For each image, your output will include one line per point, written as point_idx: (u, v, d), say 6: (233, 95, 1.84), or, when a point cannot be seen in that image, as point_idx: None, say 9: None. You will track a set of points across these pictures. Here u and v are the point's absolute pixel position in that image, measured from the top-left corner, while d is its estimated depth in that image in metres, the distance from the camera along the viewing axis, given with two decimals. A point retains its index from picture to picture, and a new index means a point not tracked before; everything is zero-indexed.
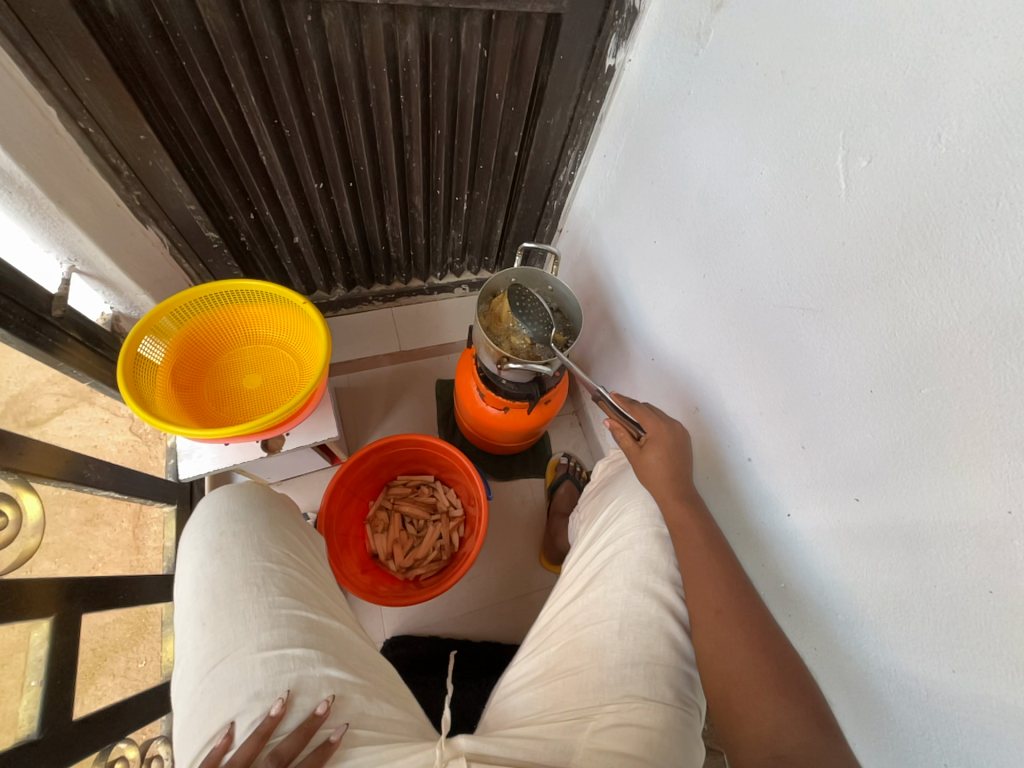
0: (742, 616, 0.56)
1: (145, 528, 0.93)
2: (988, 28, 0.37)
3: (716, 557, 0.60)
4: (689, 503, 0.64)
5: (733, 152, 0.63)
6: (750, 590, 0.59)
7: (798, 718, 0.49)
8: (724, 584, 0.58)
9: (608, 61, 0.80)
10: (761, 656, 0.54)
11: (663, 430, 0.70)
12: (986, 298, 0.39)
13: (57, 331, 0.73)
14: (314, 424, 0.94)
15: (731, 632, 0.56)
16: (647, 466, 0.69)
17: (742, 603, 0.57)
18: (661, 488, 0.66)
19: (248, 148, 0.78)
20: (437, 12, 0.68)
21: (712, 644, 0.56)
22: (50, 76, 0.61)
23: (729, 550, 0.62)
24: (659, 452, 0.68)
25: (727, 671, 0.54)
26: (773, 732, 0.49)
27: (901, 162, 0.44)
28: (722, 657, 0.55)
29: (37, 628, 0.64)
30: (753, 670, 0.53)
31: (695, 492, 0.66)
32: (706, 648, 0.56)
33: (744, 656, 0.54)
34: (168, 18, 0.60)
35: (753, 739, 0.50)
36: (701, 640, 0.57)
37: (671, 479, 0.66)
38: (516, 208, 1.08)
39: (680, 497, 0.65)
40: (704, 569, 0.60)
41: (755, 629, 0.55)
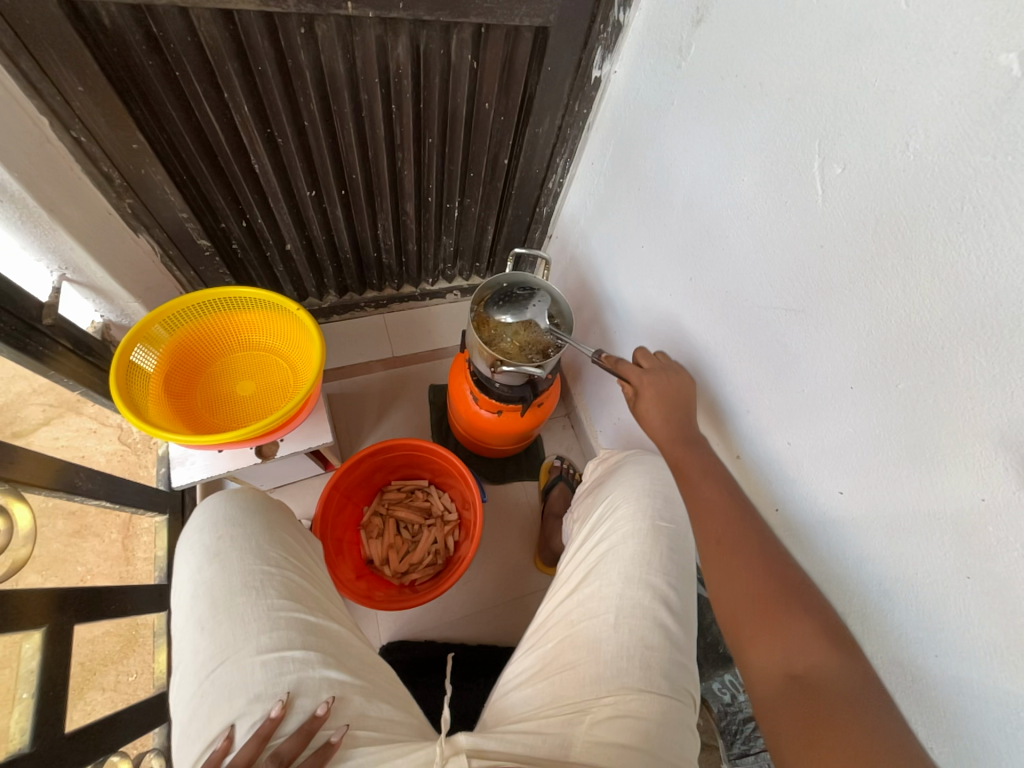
0: (754, 551, 0.62)
1: (134, 538, 0.91)
2: (948, 44, 0.39)
3: (721, 500, 0.67)
4: (695, 452, 0.72)
5: (715, 159, 0.65)
6: (761, 528, 0.65)
7: (816, 641, 0.55)
8: (733, 521, 0.65)
9: (594, 73, 0.82)
10: (774, 587, 0.59)
11: (658, 385, 0.76)
12: (956, 296, 0.42)
13: (48, 340, 0.73)
14: (308, 430, 0.94)
15: (741, 563, 0.62)
16: (648, 421, 0.75)
17: (754, 540, 0.63)
18: (666, 440, 0.74)
19: (241, 157, 0.79)
20: (428, 25, 0.70)
21: (722, 575, 0.62)
22: (43, 86, 0.62)
23: (731, 493, 0.69)
24: (654, 398, 0.75)
25: (734, 600, 0.60)
26: (787, 654, 0.55)
27: (872, 169, 0.47)
28: (735, 588, 0.60)
29: (28, 639, 0.64)
30: (767, 598, 0.58)
31: (692, 435, 0.74)
32: (715, 578, 0.62)
33: (760, 588, 0.59)
34: (162, 30, 0.61)
35: (766, 660, 0.55)
36: (712, 570, 0.63)
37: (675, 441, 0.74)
38: (506, 214, 1.10)
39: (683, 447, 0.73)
40: (717, 510, 0.67)
41: (768, 562, 0.61)
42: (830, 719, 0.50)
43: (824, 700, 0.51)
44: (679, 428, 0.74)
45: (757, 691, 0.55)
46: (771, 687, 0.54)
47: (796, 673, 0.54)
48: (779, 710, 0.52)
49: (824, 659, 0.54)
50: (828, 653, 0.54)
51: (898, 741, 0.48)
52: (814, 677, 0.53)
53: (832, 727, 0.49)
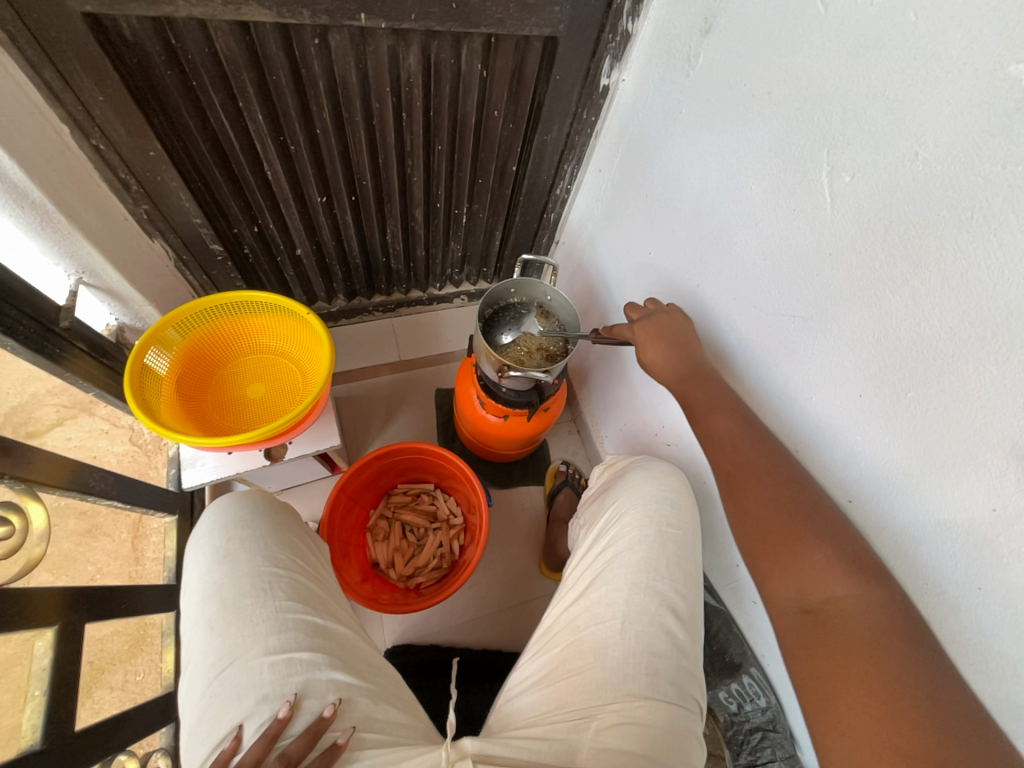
0: (768, 480, 0.57)
1: (144, 538, 0.92)
2: (958, 55, 0.39)
3: (735, 430, 0.61)
4: (710, 384, 0.66)
5: (723, 167, 0.66)
6: (784, 456, 0.59)
7: (837, 571, 0.49)
8: (746, 451, 0.59)
9: (603, 82, 0.83)
10: (791, 516, 0.54)
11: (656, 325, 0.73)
12: (966, 305, 0.42)
13: (64, 342, 0.74)
14: (316, 433, 0.95)
15: (753, 493, 0.57)
16: (654, 364, 0.71)
17: (769, 468, 0.57)
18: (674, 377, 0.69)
19: (255, 165, 0.80)
20: (439, 36, 0.71)
21: (736, 508, 0.59)
22: (65, 96, 0.64)
23: (751, 420, 0.62)
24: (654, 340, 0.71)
25: (748, 534, 0.57)
26: (802, 586, 0.51)
27: (882, 178, 0.47)
28: (749, 520, 0.57)
29: (40, 638, 0.64)
30: (780, 527, 0.54)
31: (705, 368, 0.68)
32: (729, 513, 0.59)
33: (774, 518, 0.54)
34: (181, 41, 0.63)
35: (783, 593, 0.53)
36: (727, 504, 0.60)
37: (693, 375, 0.67)
38: (514, 220, 1.11)
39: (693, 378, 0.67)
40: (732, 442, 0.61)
41: (789, 489, 0.55)
42: (845, 651, 0.46)
43: (841, 633, 0.47)
44: (686, 365, 0.68)
45: (779, 624, 0.53)
46: (789, 622, 0.52)
47: (811, 605, 0.50)
48: (794, 643, 0.51)
49: (844, 592, 0.48)
50: (850, 584, 0.48)
51: (932, 677, 0.43)
52: (831, 611, 0.49)
53: (845, 660, 0.46)
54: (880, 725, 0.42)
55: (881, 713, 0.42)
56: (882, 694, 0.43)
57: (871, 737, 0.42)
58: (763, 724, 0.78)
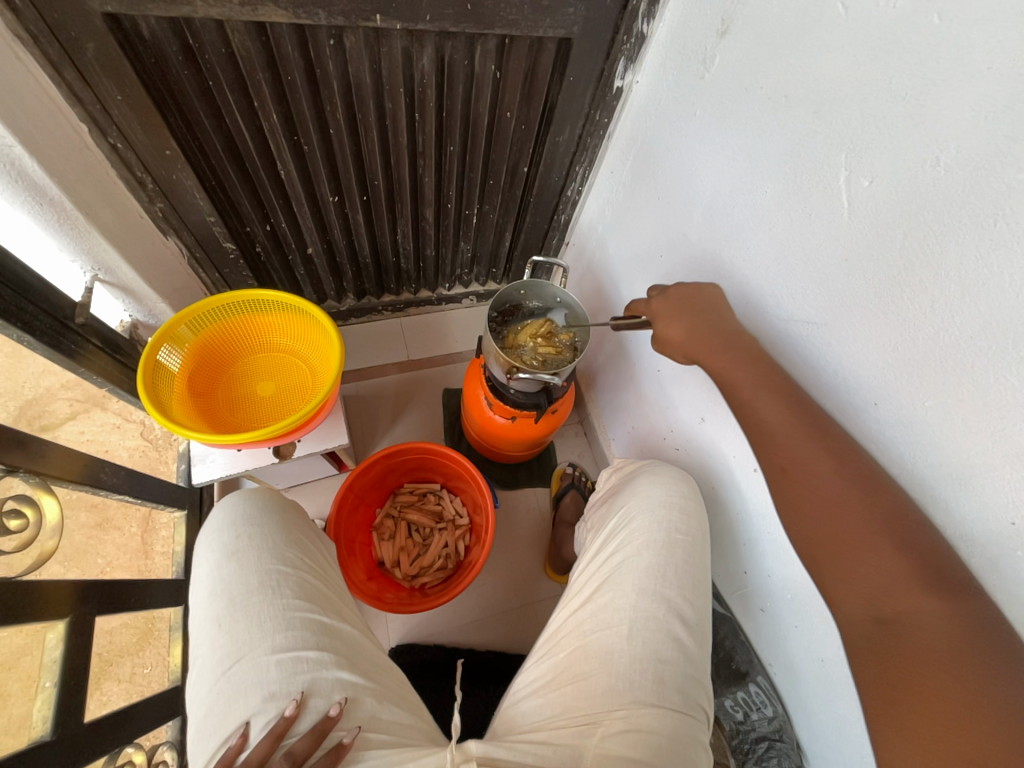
0: (827, 476, 0.52)
1: (153, 532, 0.93)
2: (982, 59, 0.39)
3: (782, 415, 0.56)
4: (748, 356, 0.60)
5: (738, 170, 0.65)
6: (849, 442, 0.53)
7: (911, 580, 0.45)
8: (798, 443, 0.54)
9: (616, 83, 0.83)
10: (856, 517, 0.49)
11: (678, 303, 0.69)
12: (987, 313, 0.41)
13: (79, 338, 0.75)
14: (325, 431, 0.95)
15: (813, 490, 0.53)
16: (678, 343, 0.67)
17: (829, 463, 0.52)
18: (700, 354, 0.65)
19: (268, 164, 0.81)
20: (453, 36, 0.71)
21: (793, 507, 0.55)
22: (84, 95, 0.64)
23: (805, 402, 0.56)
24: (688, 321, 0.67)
25: (810, 535, 0.53)
26: (872, 595, 0.48)
27: (900, 182, 0.46)
28: (808, 519, 0.53)
29: (51, 630, 0.65)
30: (842, 529, 0.50)
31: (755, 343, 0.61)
32: (786, 511, 0.55)
33: (840, 520, 0.50)
34: (198, 41, 0.63)
35: (851, 600, 0.50)
36: (784, 501, 0.56)
37: (729, 349, 0.62)
38: (524, 221, 1.10)
39: (725, 352, 0.62)
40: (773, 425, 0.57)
41: (853, 485, 0.50)
42: (918, 666, 0.43)
43: (913, 646, 0.44)
44: (713, 337, 0.64)
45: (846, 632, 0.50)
46: (858, 629, 0.49)
47: (882, 615, 0.47)
48: (862, 651, 0.48)
49: (916, 603, 0.45)
50: (925, 596, 0.44)
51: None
52: (904, 622, 0.45)
53: (918, 676, 0.43)
54: (950, 748, 0.40)
55: (955, 735, 0.40)
56: (958, 716, 0.40)
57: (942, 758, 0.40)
58: (770, 734, 0.77)
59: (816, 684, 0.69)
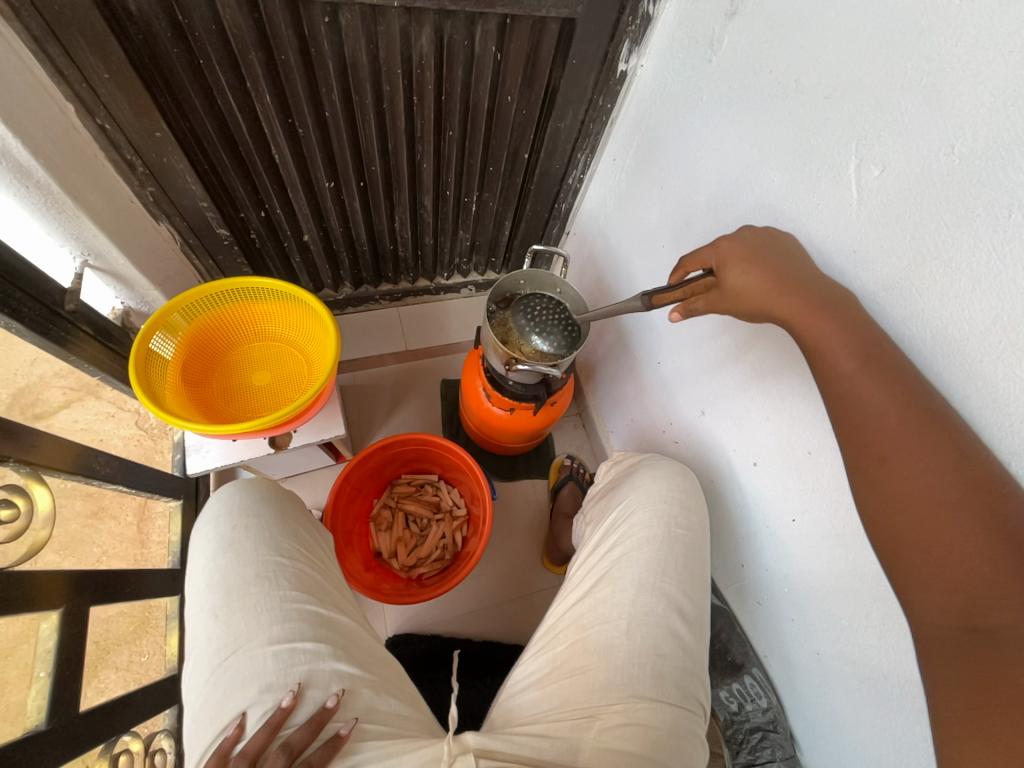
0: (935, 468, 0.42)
1: (149, 522, 0.92)
2: (1003, 42, 0.37)
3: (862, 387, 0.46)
4: (831, 312, 0.49)
5: (744, 158, 0.63)
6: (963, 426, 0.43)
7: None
8: (898, 428, 0.44)
9: (620, 67, 0.81)
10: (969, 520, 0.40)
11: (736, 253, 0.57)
12: (999, 307, 0.40)
13: (69, 326, 0.74)
14: (321, 422, 0.94)
15: (917, 482, 0.43)
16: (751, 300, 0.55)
17: (935, 454, 0.42)
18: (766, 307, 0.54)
19: (262, 147, 0.79)
20: (453, 15, 0.69)
21: (889, 504, 0.45)
22: (70, 72, 0.62)
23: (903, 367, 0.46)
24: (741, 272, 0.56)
25: (899, 525, 0.44)
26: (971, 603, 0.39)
27: (912, 172, 0.45)
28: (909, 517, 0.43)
29: (45, 620, 0.65)
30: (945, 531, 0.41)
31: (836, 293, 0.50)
32: (882, 506, 0.45)
33: (933, 508, 0.42)
34: (188, 17, 0.61)
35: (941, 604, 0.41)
36: (880, 496, 0.46)
37: (803, 300, 0.51)
38: (525, 209, 1.08)
39: (809, 302, 0.50)
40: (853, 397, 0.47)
41: (966, 483, 0.41)
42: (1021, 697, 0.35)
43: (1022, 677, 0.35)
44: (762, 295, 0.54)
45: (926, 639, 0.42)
46: (942, 641, 0.40)
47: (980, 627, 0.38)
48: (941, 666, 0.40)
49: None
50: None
51: None
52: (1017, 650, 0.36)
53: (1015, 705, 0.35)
54: None
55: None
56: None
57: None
58: (764, 724, 0.78)
59: (812, 677, 0.69)
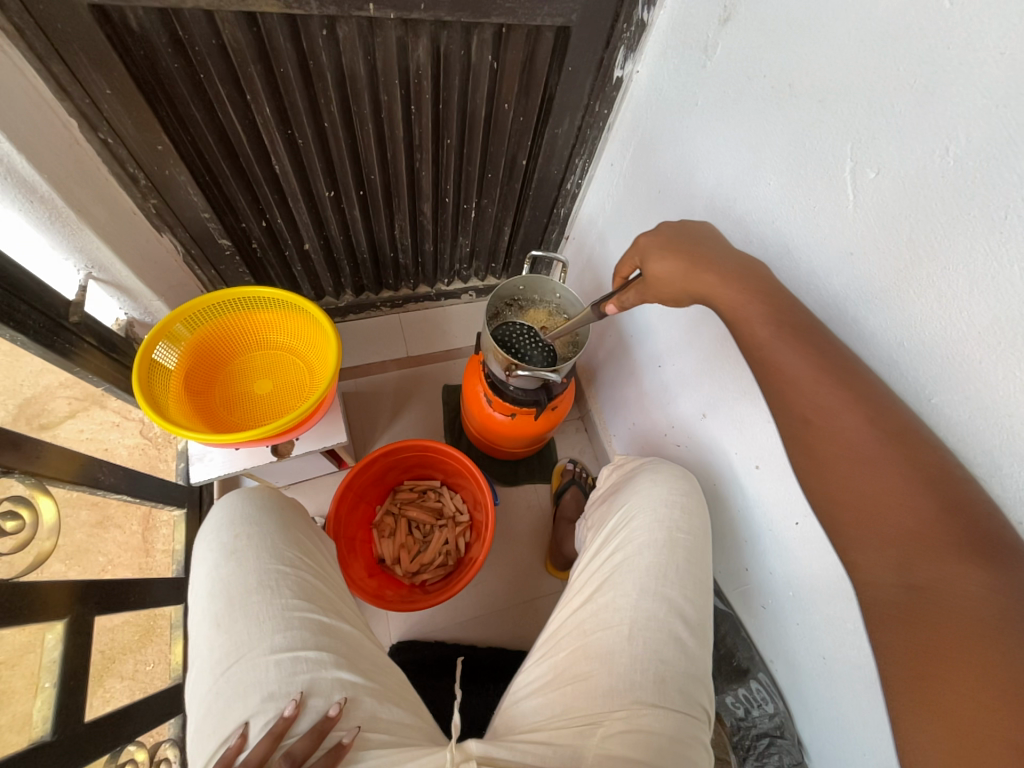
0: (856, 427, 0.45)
1: (154, 530, 0.93)
2: (994, 45, 0.37)
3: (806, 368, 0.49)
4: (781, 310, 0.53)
5: (741, 162, 0.63)
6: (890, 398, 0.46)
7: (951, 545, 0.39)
8: (824, 395, 0.47)
9: (616, 73, 0.81)
10: (890, 473, 0.43)
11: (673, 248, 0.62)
12: (997, 308, 0.40)
13: (73, 337, 0.75)
14: (323, 430, 0.95)
15: (840, 442, 0.46)
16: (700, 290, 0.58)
17: (858, 417, 0.45)
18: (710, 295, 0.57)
19: (262, 158, 0.80)
20: (449, 26, 0.70)
21: (818, 466, 0.48)
22: (73, 89, 0.63)
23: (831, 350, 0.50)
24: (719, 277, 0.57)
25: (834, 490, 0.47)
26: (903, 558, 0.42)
27: (908, 174, 0.45)
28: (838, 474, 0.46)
29: (51, 630, 0.65)
30: (871, 486, 0.44)
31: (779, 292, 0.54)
32: (812, 468, 0.48)
33: (861, 476, 0.45)
34: (188, 32, 0.62)
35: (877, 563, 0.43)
36: (808, 458, 0.49)
37: (748, 291, 0.54)
38: (523, 215, 1.09)
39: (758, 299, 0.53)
40: (788, 375, 0.50)
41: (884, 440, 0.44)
42: (956, 639, 0.38)
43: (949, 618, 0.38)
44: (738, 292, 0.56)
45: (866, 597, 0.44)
46: (881, 596, 0.43)
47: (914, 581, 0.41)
48: (883, 619, 0.42)
49: (955, 572, 0.39)
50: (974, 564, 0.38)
51: None
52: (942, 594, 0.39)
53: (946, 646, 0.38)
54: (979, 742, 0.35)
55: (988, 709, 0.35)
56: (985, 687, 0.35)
57: (969, 740, 0.36)
58: (771, 730, 0.78)
59: (817, 681, 0.69)
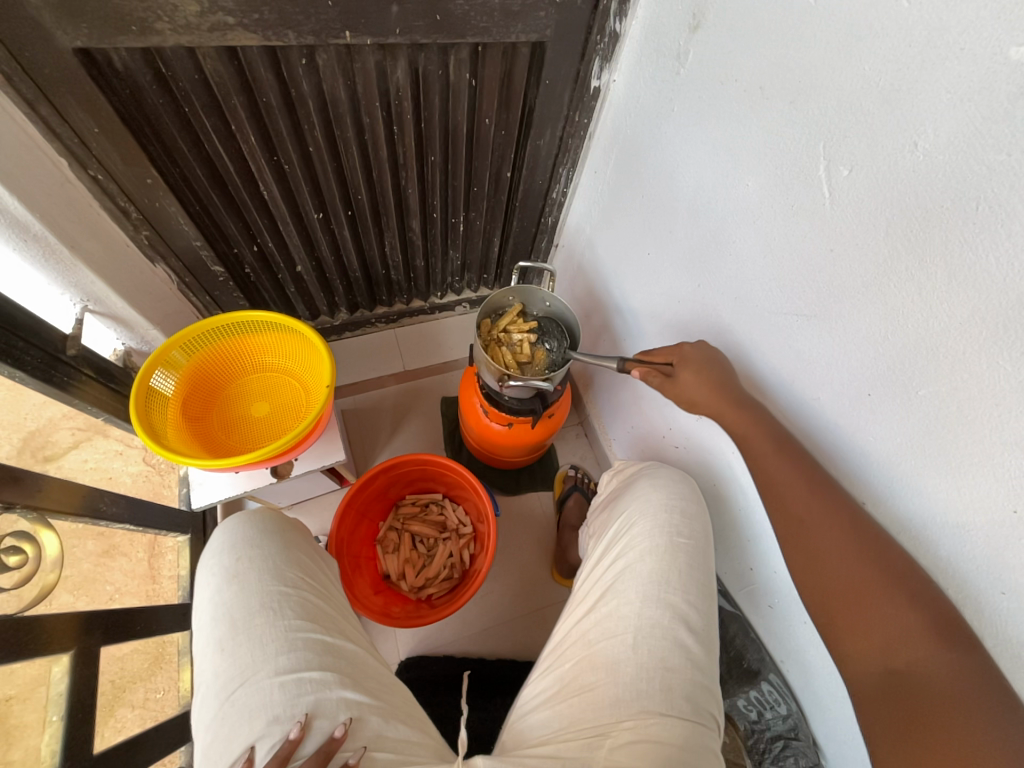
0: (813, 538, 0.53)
1: (160, 557, 0.93)
2: (954, 40, 0.38)
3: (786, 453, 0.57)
4: None
5: (719, 164, 0.64)
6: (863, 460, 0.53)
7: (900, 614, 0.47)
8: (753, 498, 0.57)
9: (593, 83, 0.82)
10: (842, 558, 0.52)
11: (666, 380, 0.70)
12: (976, 297, 0.40)
13: (72, 370, 0.76)
14: (322, 448, 0.95)
15: (820, 544, 0.54)
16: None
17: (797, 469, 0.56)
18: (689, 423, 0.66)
19: (250, 184, 0.81)
20: (426, 48, 0.71)
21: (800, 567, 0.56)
22: (62, 130, 0.65)
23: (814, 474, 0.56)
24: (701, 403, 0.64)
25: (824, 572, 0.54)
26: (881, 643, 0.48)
27: (880, 169, 0.45)
28: (814, 572, 0.55)
29: (57, 663, 0.66)
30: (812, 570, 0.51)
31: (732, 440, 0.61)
32: (794, 564, 0.56)
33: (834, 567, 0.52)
34: (171, 69, 0.63)
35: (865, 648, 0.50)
36: (797, 562, 0.56)
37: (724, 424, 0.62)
38: (512, 226, 1.10)
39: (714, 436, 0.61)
40: None
41: (847, 528, 0.52)
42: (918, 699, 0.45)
43: (924, 692, 0.44)
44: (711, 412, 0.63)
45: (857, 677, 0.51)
46: (872, 680, 0.49)
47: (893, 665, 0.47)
48: (872, 704, 0.48)
49: None
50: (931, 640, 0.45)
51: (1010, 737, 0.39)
52: (915, 674, 0.45)
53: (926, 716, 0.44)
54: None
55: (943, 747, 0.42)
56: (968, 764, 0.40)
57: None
58: (785, 732, 0.77)
59: (828, 679, 0.68)
